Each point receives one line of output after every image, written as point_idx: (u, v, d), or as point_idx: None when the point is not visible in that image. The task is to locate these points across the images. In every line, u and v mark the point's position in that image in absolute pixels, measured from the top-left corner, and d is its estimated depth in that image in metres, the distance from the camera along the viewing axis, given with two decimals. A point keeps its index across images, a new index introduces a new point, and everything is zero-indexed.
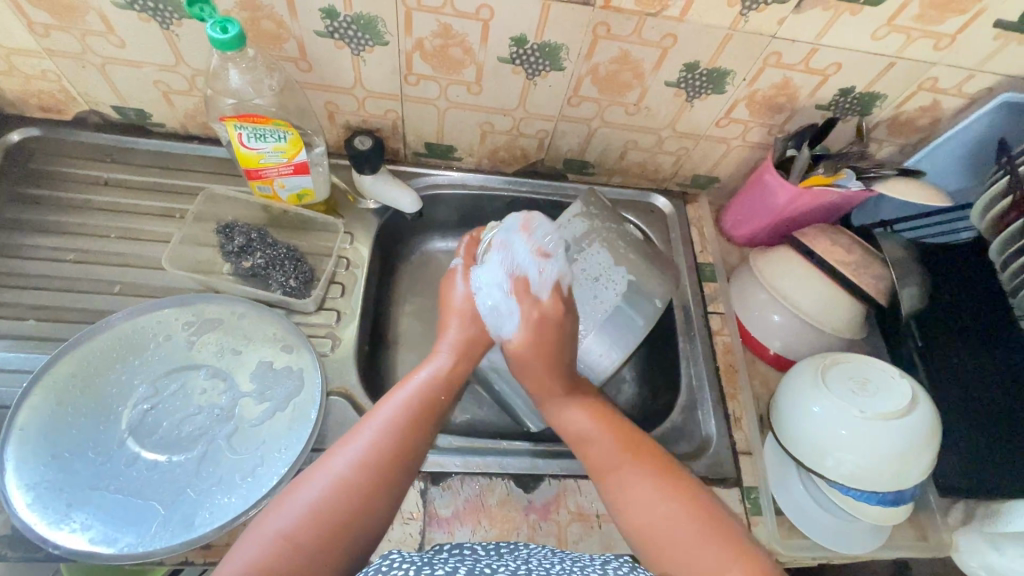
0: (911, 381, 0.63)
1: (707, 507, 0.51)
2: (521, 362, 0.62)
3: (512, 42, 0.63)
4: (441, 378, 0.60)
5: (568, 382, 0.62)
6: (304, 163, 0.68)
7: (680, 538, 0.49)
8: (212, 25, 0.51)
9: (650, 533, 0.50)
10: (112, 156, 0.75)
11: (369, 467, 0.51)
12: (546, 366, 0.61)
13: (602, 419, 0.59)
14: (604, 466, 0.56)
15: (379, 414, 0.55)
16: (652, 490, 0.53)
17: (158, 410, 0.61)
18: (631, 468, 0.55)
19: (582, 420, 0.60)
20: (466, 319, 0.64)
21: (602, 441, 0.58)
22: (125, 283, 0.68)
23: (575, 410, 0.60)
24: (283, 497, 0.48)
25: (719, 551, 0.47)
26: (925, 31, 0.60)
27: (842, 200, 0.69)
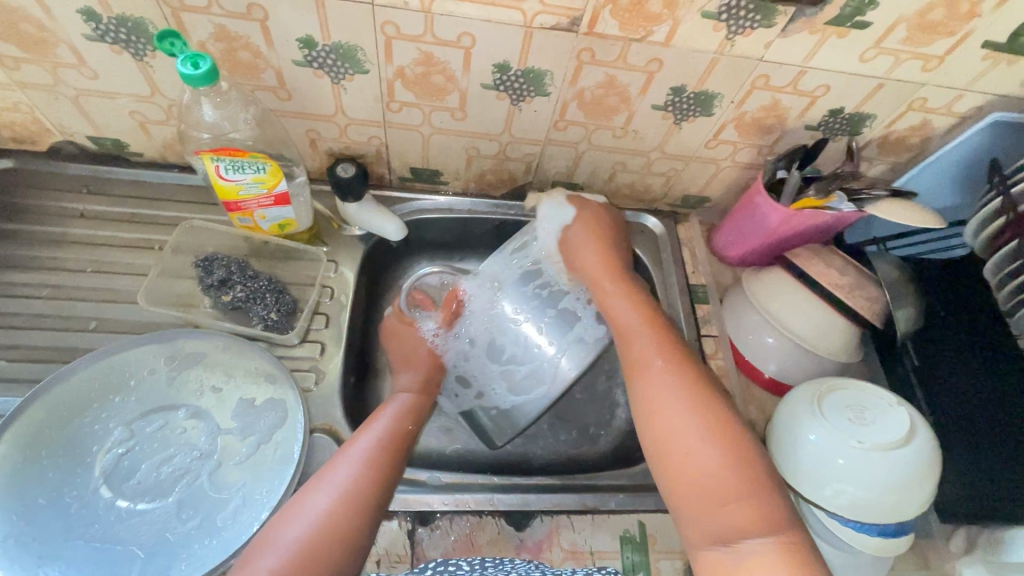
0: (909, 410, 0.62)
1: (725, 424, 0.53)
2: (571, 248, 0.71)
3: (495, 69, 0.61)
4: (410, 409, 0.64)
5: (610, 270, 0.69)
6: (285, 193, 0.66)
7: (694, 455, 0.52)
8: (183, 60, 0.50)
9: (670, 436, 0.54)
10: (90, 187, 0.73)
11: (349, 501, 0.52)
12: (597, 248, 0.71)
13: (645, 312, 0.64)
14: (640, 359, 0.60)
15: (353, 449, 0.56)
16: (678, 396, 0.56)
17: (134, 453, 0.59)
18: (660, 370, 0.58)
19: (628, 313, 0.64)
20: (414, 362, 0.69)
21: (643, 337, 0.62)
22: (101, 319, 0.66)
23: (619, 302, 0.66)
24: (263, 540, 0.49)
25: (730, 483, 0.50)
26: (913, 53, 0.59)
27: (834, 221, 0.68)
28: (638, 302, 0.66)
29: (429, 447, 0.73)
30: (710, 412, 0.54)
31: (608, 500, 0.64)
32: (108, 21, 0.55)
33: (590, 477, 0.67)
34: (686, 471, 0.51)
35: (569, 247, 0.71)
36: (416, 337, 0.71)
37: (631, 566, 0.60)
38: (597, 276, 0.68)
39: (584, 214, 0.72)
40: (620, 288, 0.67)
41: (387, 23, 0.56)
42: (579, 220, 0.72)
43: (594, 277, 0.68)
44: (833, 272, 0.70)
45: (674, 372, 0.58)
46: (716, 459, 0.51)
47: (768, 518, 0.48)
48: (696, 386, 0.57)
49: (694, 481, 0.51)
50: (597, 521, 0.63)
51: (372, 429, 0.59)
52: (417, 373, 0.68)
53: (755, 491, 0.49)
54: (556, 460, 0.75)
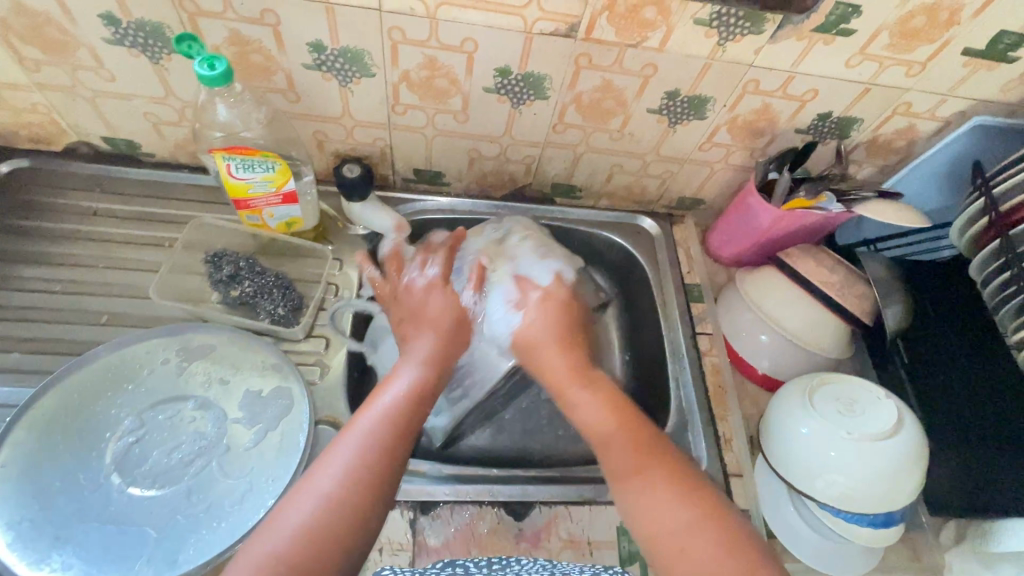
0: (897, 402, 0.63)
1: (714, 513, 0.51)
2: (535, 347, 0.67)
3: (497, 73, 0.64)
4: (423, 386, 0.60)
5: (578, 370, 0.64)
6: (293, 192, 0.68)
7: (689, 554, 0.49)
8: (199, 61, 0.52)
9: (660, 541, 0.50)
10: (102, 186, 0.76)
11: (356, 481, 0.50)
12: (557, 350, 0.65)
13: (616, 411, 0.60)
14: (623, 469, 0.56)
15: (356, 428, 0.54)
16: (665, 500, 0.52)
17: (144, 442, 0.61)
18: (651, 472, 0.54)
19: (601, 418, 0.60)
20: (439, 326, 0.66)
21: (617, 447, 0.57)
22: (113, 313, 0.68)
23: (590, 403, 0.61)
24: (275, 516, 0.48)
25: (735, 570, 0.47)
26: (896, 59, 0.61)
27: (823, 221, 0.70)
28: (611, 402, 0.61)
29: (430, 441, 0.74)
30: (703, 503, 0.52)
31: (605, 491, 0.65)
32: (127, 25, 0.58)
33: (588, 470, 0.68)
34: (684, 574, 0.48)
35: (534, 346, 0.67)
36: (452, 303, 0.68)
37: (628, 555, 0.62)
38: (563, 383, 0.63)
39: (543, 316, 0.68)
40: (590, 385, 0.63)
41: (393, 28, 0.59)
42: (537, 310, 0.69)
43: (558, 376, 0.64)
44: (823, 270, 0.72)
45: (654, 474, 0.54)
46: (717, 551, 0.48)
47: None
48: (675, 478, 0.54)
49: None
50: (595, 512, 0.64)
51: (373, 410, 0.56)
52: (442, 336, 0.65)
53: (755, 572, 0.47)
54: (554, 455, 0.76)
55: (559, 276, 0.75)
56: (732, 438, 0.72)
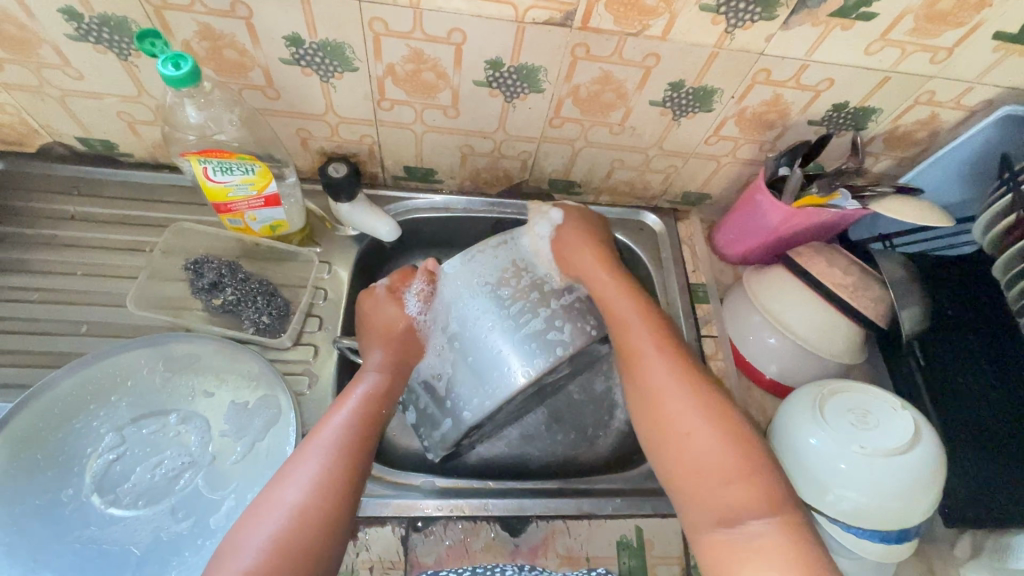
0: (914, 415, 0.60)
1: (725, 414, 0.56)
2: (568, 246, 0.68)
3: (487, 66, 0.60)
4: (377, 394, 0.60)
5: (604, 261, 0.68)
6: (275, 195, 0.65)
7: (693, 439, 0.55)
8: (163, 61, 0.49)
9: (671, 425, 0.56)
10: (78, 187, 0.72)
11: (322, 490, 0.50)
12: (585, 249, 0.68)
13: (636, 300, 0.65)
14: (637, 351, 0.61)
15: (319, 438, 0.55)
16: (676, 394, 0.57)
17: (124, 459, 0.59)
18: (655, 365, 0.60)
19: (620, 303, 0.64)
20: (391, 338, 0.65)
21: (639, 328, 0.62)
22: (92, 323, 0.65)
23: (610, 292, 0.65)
24: (240, 534, 0.48)
25: (735, 465, 0.53)
26: (920, 45, 0.56)
27: (838, 219, 0.66)
28: (633, 296, 0.65)
29: (423, 448, 0.72)
30: (710, 408, 0.56)
31: (604, 505, 0.63)
32: (90, 20, 0.54)
33: (588, 482, 0.66)
34: (686, 460, 0.55)
35: (563, 250, 0.68)
36: (397, 311, 0.66)
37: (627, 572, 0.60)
38: (588, 272, 0.67)
39: (575, 221, 0.71)
40: (614, 275, 0.67)
41: (375, 20, 0.54)
42: (572, 220, 0.70)
43: (591, 274, 0.67)
44: (836, 271, 0.68)
45: (666, 364, 0.60)
46: (721, 446, 0.54)
47: (772, 499, 0.51)
48: (691, 380, 0.59)
49: (694, 461, 0.54)
50: (593, 527, 0.62)
51: (335, 419, 0.57)
52: (392, 351, 0.64)
53: (757, 472, 0.53)
54: (553, 462, 0.73)
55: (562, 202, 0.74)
56: None
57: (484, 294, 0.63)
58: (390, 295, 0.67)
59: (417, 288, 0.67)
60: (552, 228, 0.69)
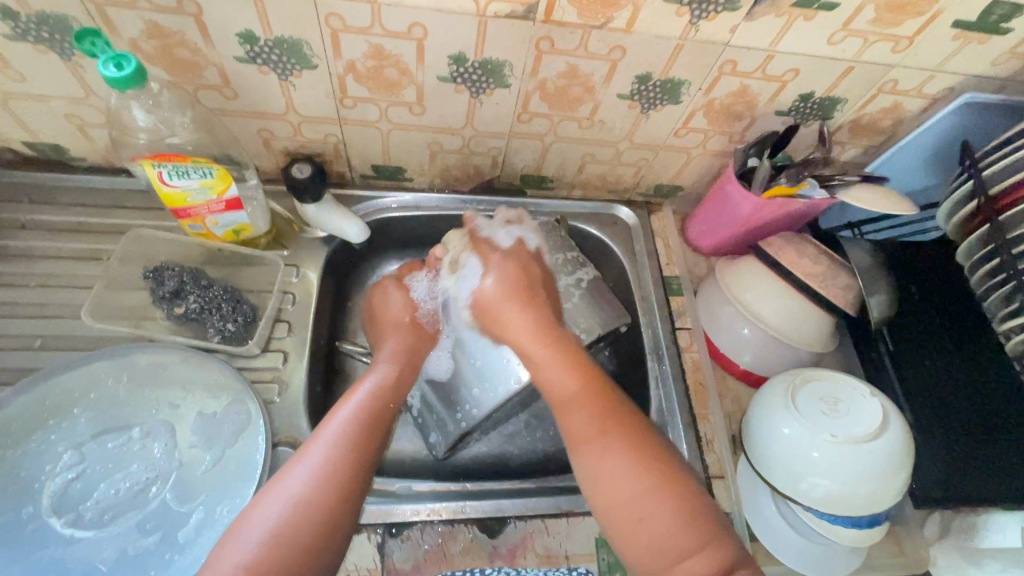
0: (883, 402, 0.61)
1: (658, 490, 0.50)
2: (495, 305, 0.62)
3: (451, 61, 0.58)
4: (387, 386, 0.60)
5: (540, 324, 0.59)
6: (236, 198, 0.63)
7: (647, 525, 0.49)
8: (105, 62, 0.46)
9: (624, 504, 0.50)
10: (30, 195, 0.69)
11: (323, 486, 0.49)
12: (518, 304, 0.61)
13: (580, 369, 0.56)
14: (582, 428, 0.54)
15: (327, 430, 0.53)
16: (627, 462, 0.51)
17: (85, 477, 0.57)
18: (598, 448, 0.52)
19: (564, 378, 0.56)
20: (399, 328, 0.67)
21: (580, 408, 0.54)
22: (47, 336, 0.63)
23: (551, 362, 0.57)
24: (238, 528, 0.46)
25: (687, 541, 0.48)
26: (882, 34, 0.57)
27: (806, 210, 0.66)
28: (575, 359, 0.57)
29: (403, 451, 0.71)
30: (663, 474, 0.51)
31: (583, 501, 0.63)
32: (27, 19, 0.51)
33: (567, 479, 0.66)
34: (645, 535, 0.48)
35: (489, 307, 0.62)
36: (404, 303, 0.68)
37: (607, 568, 0.60)
38: (527, 341, 0.59)
39: (498, 268, 0.64)
40: (551, 341, 0.58)
41: (332, 15, 0.53)
42: (497, 267, 0.64)
43: (525, 340, 0.59)
44: (806, 261, 0.69)
45: (618, 433, 0.53)
46: (677, 516, 0.49)
47: (726, 563, 0.47)
48: (638, 443, 0.52)
49: (652, 544, 0.48)
50: (572, 524, 0.62)
51: (343, 411, 0.55)
52: (402, 339, 0.66)
53: (712, 538, 0.48)
54: (532, 460, 0.73)
55: (522, 240, 0.68)
56: (714, 439, 0.69)
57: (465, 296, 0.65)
58: (397, 284, 0.70)
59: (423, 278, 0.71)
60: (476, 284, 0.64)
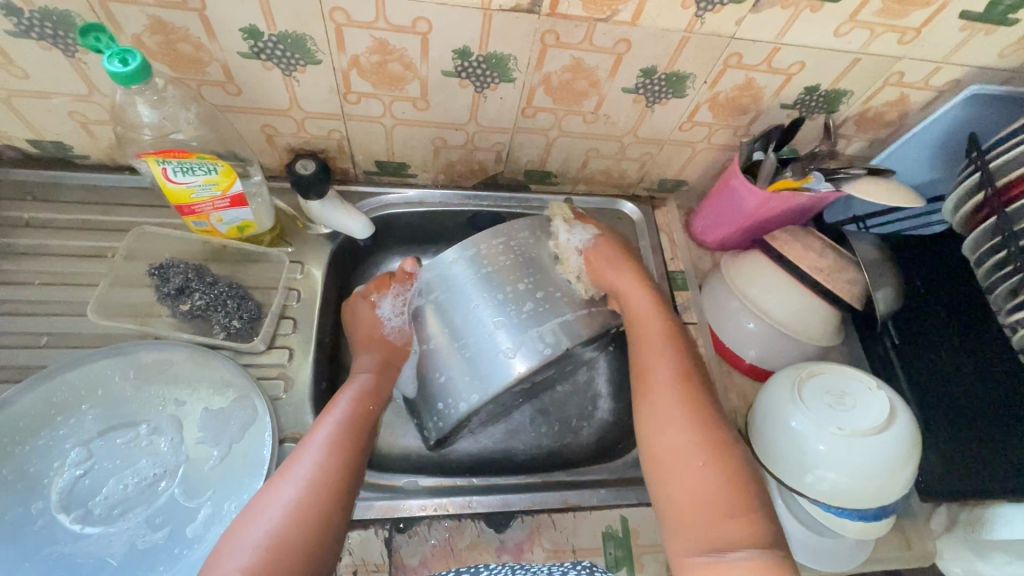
0: (889, 395, 0.61)
1: (718, 448, 0.53)
2: (598, 257, 0.65)
3: (455, 55, 0.58)
4: (367, 391, 0.62)
5: (642, 279, 0.65)
6: (241, 194, 0.63)
7: (707, 469, 0.52)
8: (109, 57, 0.46)
9: (675, 451, 0.54)
10: (34, 193, 0.69)
11: (316, 488, 0.51)
12: (625, 263, 0.66)
13: (667, 325, 0.62)
14: (656, 370, 0.59)
15: (314, 438, 0.56)
16: (685, 416, 0.55)
17: (92, 474, 0.57)
18: (666, 392, 0.57)
19: (654, 321, 0.63)
20: (373, 344, 0.66)
21: (664, 351, 0.60)
22: (53, 334, 0.63)
23: (646, 307, 0.63)
24: (235, 533, 0.48)
25: (726, 503, 0.50)
26: (888, 26, 0.56)
27: (812, 203, 0.66)
28: (667, 316, 0.63)
29: (408, 447, 0.71)
30: (711, 436, 0.54)
31: (589, 496, 0.63)
32: (30, 15, 0.51)
33: (573, 475, 0.66)
34: (691, 483, 0.52)
35: (595, 262, 0.65)
36: (372, 319, 0.67)
37: (614, 562, 0.60)
38: (627, 291, 0.64)
39: (605, 235, 0.68)
40: (648, 292, 0.64)
41: (336, 10, 0.52)
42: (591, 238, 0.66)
43: (627, 289, 0.64)
44: (812, 255, 0.68)
45: (682, 387, 0.57)
46: (723, 477, 0.51)
47: (760, 537, 0.48)
48: (696, 402, 0.57)
49: (693, 498, 0.51)
50: (579, 519, 0.62)
51: (329, 419, 0.58)
52: (377, 353, 0.66)
53: (751, 507, 0.50)
54: (537, 456, 0.73)
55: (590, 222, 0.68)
56: None
57: (461, 279, 0.60)
58: (364, 297, 0.68)
59: (392, 297, 0.67)
60: (581, 243, 0.65)
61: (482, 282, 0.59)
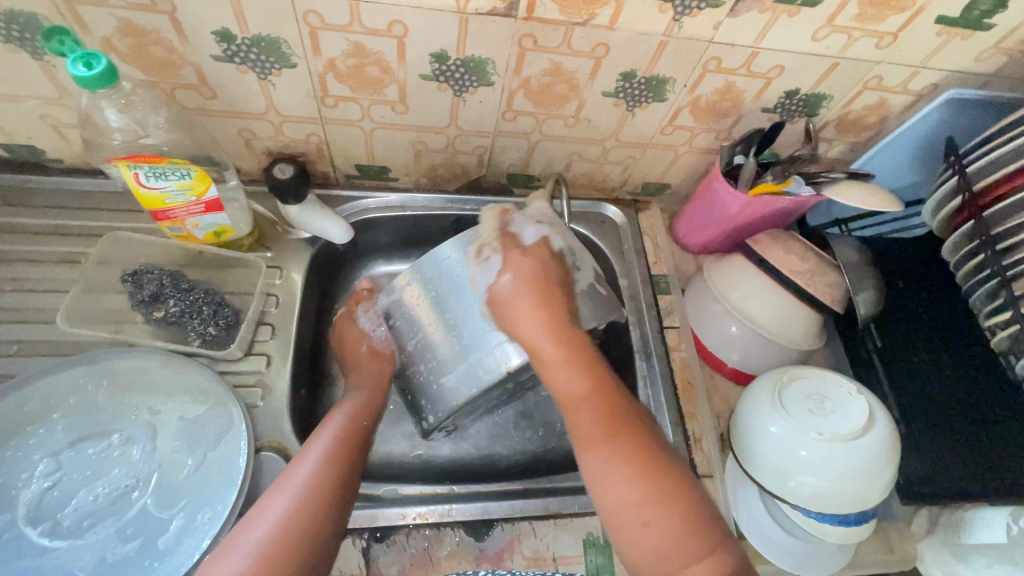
0: (869, 399, 0.61)
1: (667, 499, 0.49)
2: (506, 299, 0.58)
3: (433, 59, 0.58)
4: (362, 407, 0.61)
5: (553, 320, 0.57)
6: (216, 199, 0.62)
7: (654, 529, 0.48)
8: (73, 61, 0.45)
9: (623, 513, 0.49)
10: (6, 197, 0.68)
11: (311, 496, 0.50)
12: (532, 299, 0.58)
13: (590, 371, 0.56)
14: (587, 428, 0.53)
15: (312, 448, 0.54)
16: (627, 472, 0.50)
17: (61, 486, 0.55)
18: (600, 450, 0.52)
19: (573, 377, 0.55)
20: (354, 360, 0.68)
21: (588, 409, 0.54)
22: (23, 342, 0.61)
23: (559, 360, 0.56)
24: (229, 546, 0.46)
25: (687, 550, 0.47)
26: (866, 30, 0.56)
27: (792, 207, 0.66)
28: (586, 363, 0.56)
29: (390, 454, 0.71)
30: (655, 489, 0.49)
31: (570, 503, 0.62)
32: None
33: (554, 481, 0.65)
34: (644, 548, 0.48)
35: (505, 298, 0.58)
36: (355, 337, 0.69)
37: (594, 569, 0.59)
38: (535, 334, 0.56)
39: (515, 259, 0.60)
40: (562, 336, 0.57)
41: (310, 13, 0.52)
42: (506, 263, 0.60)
43: (536, 339, 0.56)
44: (793, 258, 0.68)
45: (618, 444, 0.51)
46: (676, 527, 0.47)
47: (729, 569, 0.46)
48: (635, 455, 0.51)
49: (651, 556, 0.47)
50: (559, 526, 0.61)
51: (325, 431, 0.57)
52: (357, 368, 0.66)
53: (713, 547, 0.47)
54: (519, 462, 0.72)
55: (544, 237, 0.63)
56: (703, 438, 0.69)
57: (451, 271, 0.59)
58: (347, 316, 0.71)
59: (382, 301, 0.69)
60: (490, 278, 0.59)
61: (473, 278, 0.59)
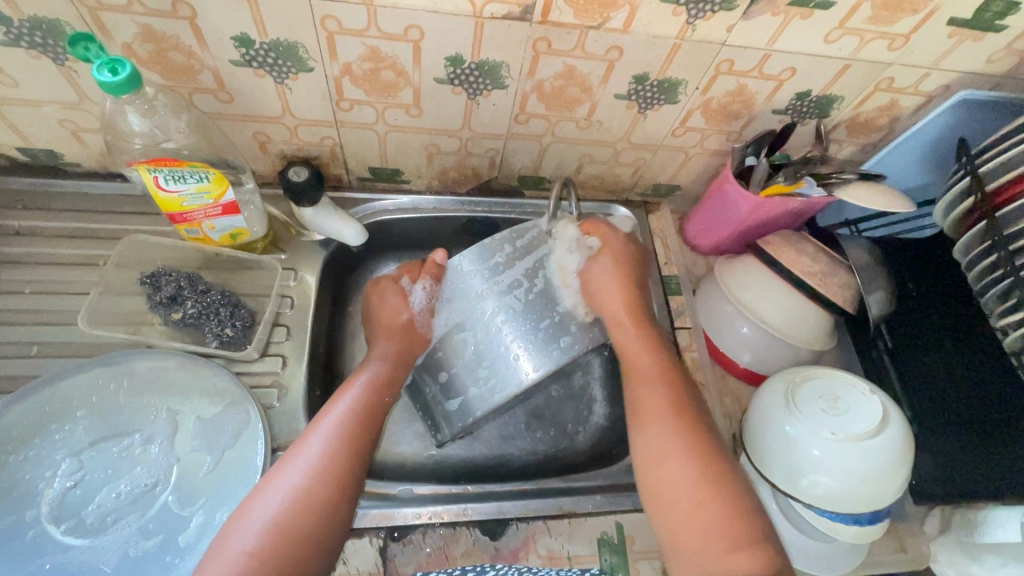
0: (882, 399, 0.61)
1: (715, 485, 0.54)
2: (599, 283, 0.66)
3: (447, 63, 0.58)
4: (379, 382, 0.62)
5: (632, 314, 0.66)
6: (233, 202, 0.62)
7: (704, 509, 0.53)
8: (99, 67, 0.46)
9: (671, 496, 0.55)
10: (25, 201, 0.69)
11: (321, 473, 0.51)
12: (620, 291, 0.67)
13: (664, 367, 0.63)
14: (653, 416, 0.59)
15: (326, 421, 0.56)
16: (679, 461, 0.56)
17: (83, 485, 0.56)
18: (660, 435, 0.58)
19: (647, 360, 0.63)
20: (393, 330, 0.66)
21: (652, 398, 0.61)
22: (43, 343, 0.62)
23: (637, 349, 0.64)
24: (241, 515, 0.49)
25: (728, 534, 0.51)
26: (878, 32, 0.57)
27: (804, 208, 0.67)
28: (661, 360, 0.64)
29: (404, 453, 0.71)
30: (705, 476, 0.55)
31: (585, 502, 0.63)
32: (20, 24, 0.51)
33: (568, 481, 0.65)
34: (690, 526, 0.53)
35: (594, 285, 0.66)
36: (401, 305, 0.67)
37: (609, 568, 0.60)
38: (620, 321, 0.65)
39: (605, 256, 0.68)
40: (640, 327, 0.66)
41: (328, 18, 0.52)
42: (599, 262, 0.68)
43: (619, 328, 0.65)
44: (805, 259, 0.68)
45: (670, 435, 0.58)
46: (722, 512, 0.53)
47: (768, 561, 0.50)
48: (688, 445, 0.57)
49: (697, 535, 0.52)
50: (574, 525, 0.62)
51: (339, 404, 0.58)
52: (397, 340, 0.65)
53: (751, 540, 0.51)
54: (531, 462, 0.73)
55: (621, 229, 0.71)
56: None
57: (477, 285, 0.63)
58: (393, 283, 0.68)
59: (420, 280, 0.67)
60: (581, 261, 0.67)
61: (502, 290, 0.62)
